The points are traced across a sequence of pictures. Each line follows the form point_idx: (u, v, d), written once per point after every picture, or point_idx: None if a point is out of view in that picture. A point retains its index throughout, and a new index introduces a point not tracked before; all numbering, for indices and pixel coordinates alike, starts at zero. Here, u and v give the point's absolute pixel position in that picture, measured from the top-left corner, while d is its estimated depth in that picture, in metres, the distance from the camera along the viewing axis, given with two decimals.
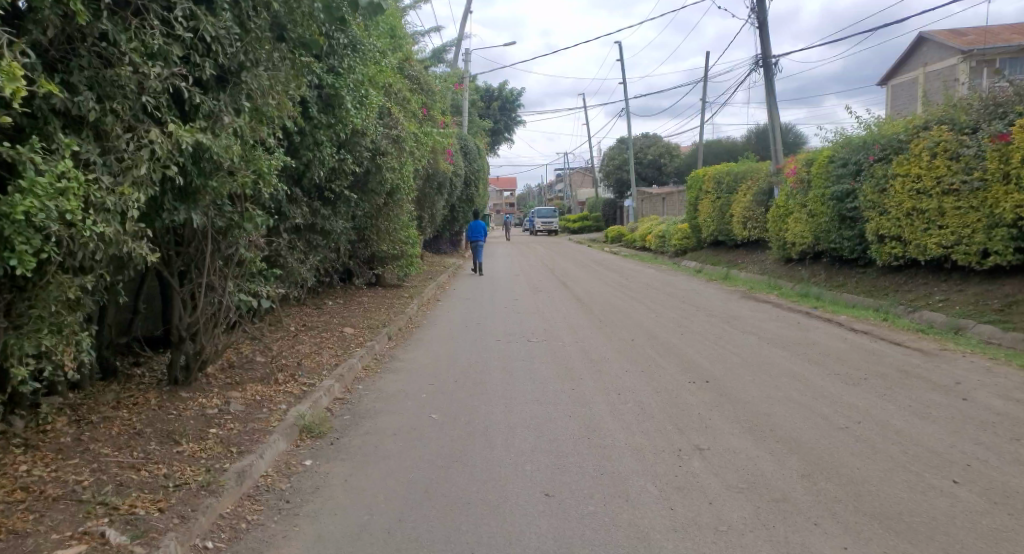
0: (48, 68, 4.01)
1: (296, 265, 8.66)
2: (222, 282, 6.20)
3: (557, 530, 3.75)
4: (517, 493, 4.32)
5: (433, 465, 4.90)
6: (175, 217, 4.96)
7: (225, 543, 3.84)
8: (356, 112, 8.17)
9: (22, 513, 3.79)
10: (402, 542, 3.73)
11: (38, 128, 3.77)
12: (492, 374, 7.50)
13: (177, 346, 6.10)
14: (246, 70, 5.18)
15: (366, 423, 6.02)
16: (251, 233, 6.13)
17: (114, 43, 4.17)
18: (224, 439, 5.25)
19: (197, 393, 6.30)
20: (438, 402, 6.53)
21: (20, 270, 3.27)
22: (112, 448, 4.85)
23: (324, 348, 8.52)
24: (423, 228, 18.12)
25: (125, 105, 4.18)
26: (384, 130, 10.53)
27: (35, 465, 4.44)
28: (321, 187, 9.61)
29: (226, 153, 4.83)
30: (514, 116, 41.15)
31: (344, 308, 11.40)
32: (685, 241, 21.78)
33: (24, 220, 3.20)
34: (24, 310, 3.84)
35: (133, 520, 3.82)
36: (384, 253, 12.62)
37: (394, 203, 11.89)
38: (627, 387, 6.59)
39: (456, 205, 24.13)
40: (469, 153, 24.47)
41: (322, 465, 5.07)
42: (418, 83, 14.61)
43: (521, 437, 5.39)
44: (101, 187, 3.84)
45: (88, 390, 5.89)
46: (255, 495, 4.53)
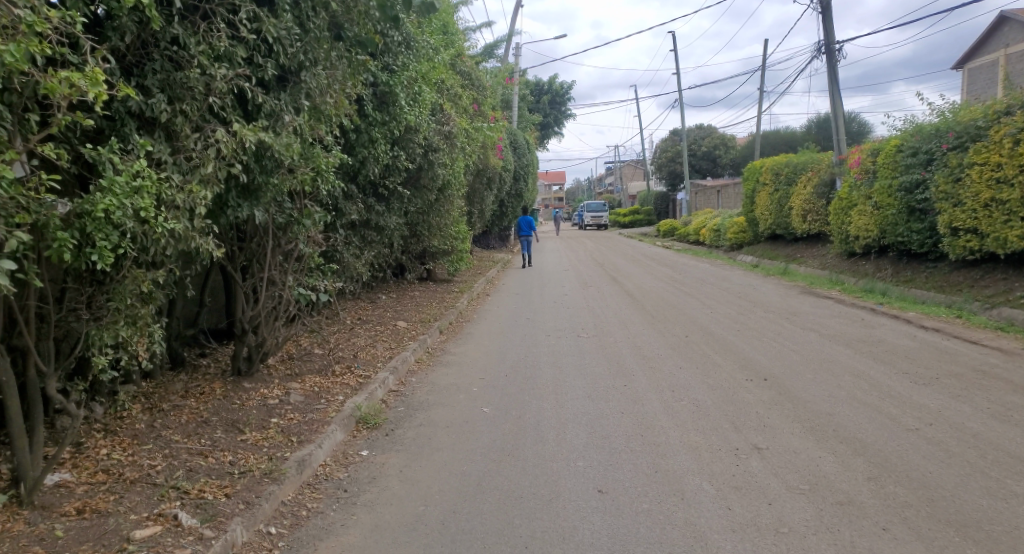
0: (124, 72, 4.25)
1: (352, 260, 8.84)
2: (282, 276, 6.37)
3: (612, 527, 3.73)
4: (571, 488, 4.32)
5: (487, 459, 4.94)
6: (239, 213, 5.14)
7: (287, 529, 3.97)
8: (410, 109, 8.29)
9: (103, 494, 4.01)
10: (457, 533, 3.79)
11: (116, 129, 4.03)
12: (543, 368, 7.51)
13: (240, 338, 6.33)
14: (305, 69, 5.31)
15: (420, 416, 6.11)
16: (310, 229, 6.30)
17: (183, 47, 4.36)
18: (285, 429, 5.41)
19: (260, 383, 6.51)
20: (491, 396, 6.58)
21: (101, 265, 3.43)
22: (182, 435, 5.08)
23: (379, 341, 8.69)
24: (473, 223, 18.23)
25: (193, 106, 4.36)
26: (437, 126, 10.63)
27: (114, 449, 4.69)
28: (375, 184, 9.78)
29: (287, 151, 4.98)
30: (564, 109, 40.99)
31: (397, 303, 11.58)
32: (741, 235, 21.28)
33: (103, 218, 3.37)
34: (104, 302, 4.04)
35: (203, 504, 3.99)
36: (435, 248, 12.76)
37: (445, 199, 12.01)
38: (682, 385, 6.49)
39: (505, 200, 24.18)
40: (519, 149, 24.52)
41: (379, 455, 5.19)
42: (469, 79, 14.68)
43: (574, 432, 5.39)
44: (172, 185, 4.00)
45: (159, 380, 6.17)
46: (315, 483, 4.67)
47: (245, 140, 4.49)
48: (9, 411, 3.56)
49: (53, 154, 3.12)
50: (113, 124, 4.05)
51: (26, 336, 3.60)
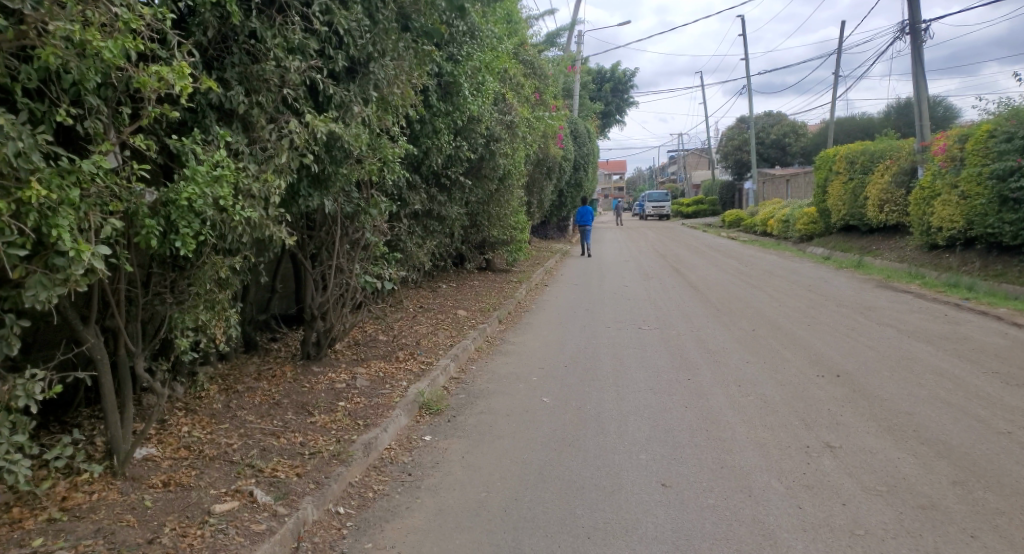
0: (206, 66, 4.44)
1: (415, 250, 8.96)
2: (349, 264, 6.53)
3: (676, 521, 3.68)
4: (634, 481, 4.28)
5: (548, 448, 4.95)
6: (310, 203, 5.29)
7: (355, 509, 4.09)
8: (474, 99, 8.32)
9: (185, 468, 4.23)
10: (519, 521, 3.82)
11: (197, 121, 4.21)
12: (604, 360, 7.46)
13: (310, 324, 6.53)
14: (374, 60, 5.41)
15: (481, 403, 6.17)
16: (377, 218, 6.43)
17: (260, 40, 4.51)
18: (352, 412, 5.56)
19: (328, 367, 6.72)
20: (550, 386, 6.58)
21: (184, 252, 3.60)
22: (257, 416, 5.29)
23: (440, 329, 8.82)
24: (532, 213, 18.24)
25: (269, 98, 4.50)
26: (499, 116, 10.65)
27: (195, 427, 4.94)
28: (437, 173, 9.86)
29: (356, 142, 5.09)
30: (625, 97, 40.38)
31: (457, 292, 11.70)
32: (812, 226, 20.50)
33: (186, 206, 3.53)
34: (185, 287, 4.25)
35: (276, 482, 4.15)
36: (494, 238, 12.82)
37: (506, 189, 12.03)
38: (749, 380, 6.32)
39: (565, 190, 24.02)
40: (579, 138, 24.31)
41: (442, 440, 5.27)
42: (532, 68, 14.63)
43: (635, 425, 5.32)
44: (249, 174, 4.15)
45: (234, 362, 6.44)
46: (381, 466, 4.79)
47: (316, 131, 4.61)
48: (102, 387, 3.79)
49: (143, 145, 3.30)
50: (195, 116, 4.23)
51: (117, 317, 3.82)
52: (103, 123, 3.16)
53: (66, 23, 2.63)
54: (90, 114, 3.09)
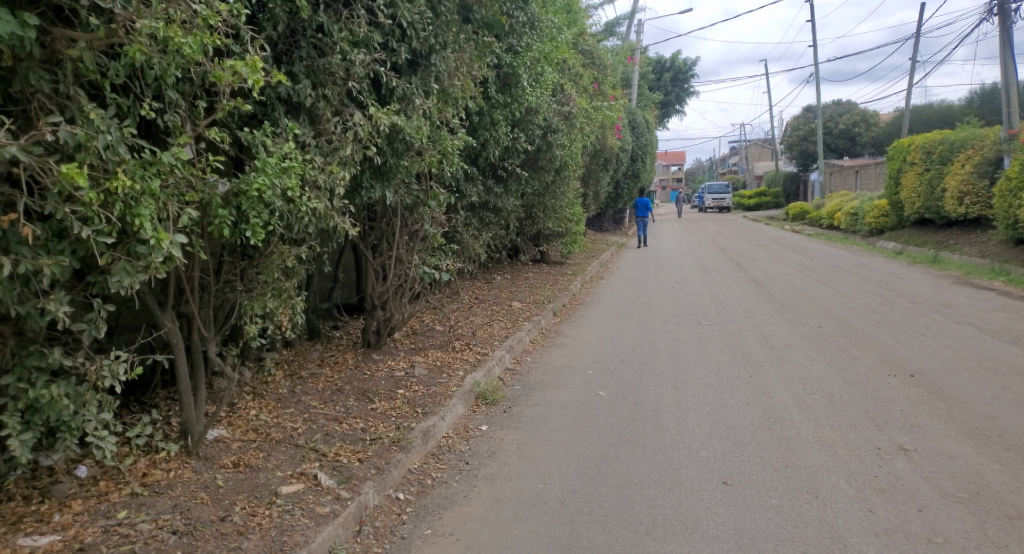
0: (276, 60, 4.56)
1: (471, 241, 9.01)
2: (408, 255, 6.63)
3: (738, 520, 3.59)
4: (693, 478, 4.20)
5: (605, 442, 4.91)
6: (372, 194, 5.38)
7: (415, 496, 4.16)
8: (532, 90, 8.30)
9: (254, 450, 4.39)
10: (577, 514, 3.80)
11: (267, 114, 4.33)
12: (662, 354, 7.35)
13: (370, 313, 6.67)
14: (435, 53, 5.45)
15: (536, 395, 6.18)
16: (435, 209, 6.50)
17: (327, 33, 4.61)
18: (410, 399, 5.66)
19: (387, 356, 6.85)
20: (606, 380, 6.52)
21: (255, 241, 3.72)
22: (320, 401, 5.44)
23: (495, 320, 8.86)
24: (588, 205, 18.08)
25: (334, 91, 4.60)
26: (557, 107, 10.59)
27: (262, 411, 5.12)
28: (494, 165, 9.88)
29: (418, 134, 5.15)
30: (685, 87, 39.50)
31: (512, 284, 11.72)
32: (883, 219, 19.63)
33: (256, 198, 3.64)
34: (254, 275, 4.40)
35: (339, 466, 4.26)
36: (549, 230, 12.77)
37: (562, 180, 11.96)
38: (815, 377, 6.11)
39: (622, 181, 23.72)
40: (637, 129, 23.95)
41: (498, 431, 5.31)
42: (591, 58, 14.49)
43: (694, 421, 5.22)
44: (315, 166, 4.26)
45: (298, 348, 6.65)
46: (438, 454, 4.85)
47: (379, 124, 4.68)
48: (178, 370, 3.97)
49: (217, 138, 3.42)
50: (265, 109, 4.35)
51: (191, 303, 3.99)
52: (180, 117, 3.28)
53: (151, 20, 2.74)
54: (169, 108, 3.22)
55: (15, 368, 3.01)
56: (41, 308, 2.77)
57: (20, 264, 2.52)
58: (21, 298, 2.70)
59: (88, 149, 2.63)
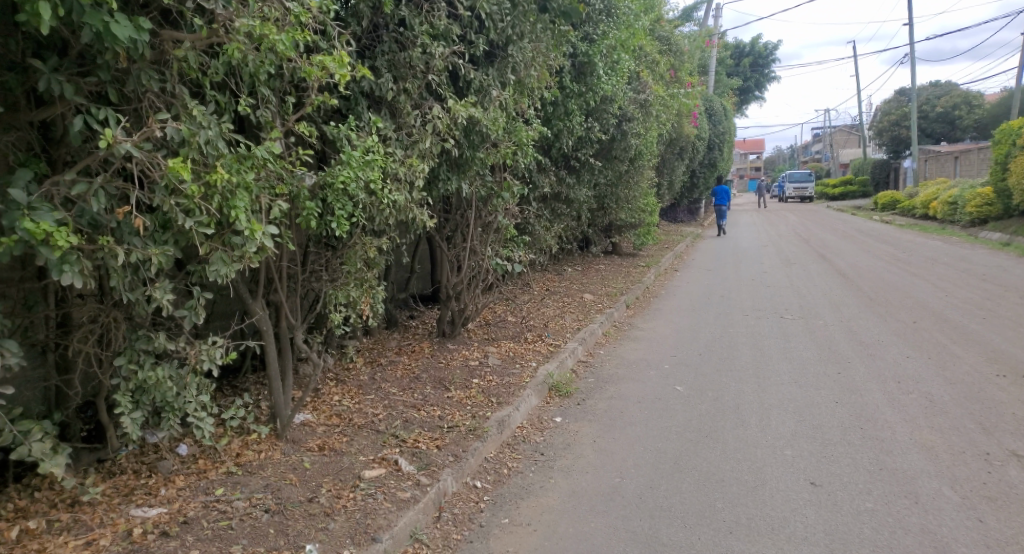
0: (360, 55, 4.68)
1: (543, 232, 8.95)
2: (482, 247, 6.67)
3: (829, 523, 3.43)
4: (778, 477, 4.05)
5: (683, 437, 4.80)
6: (449, 186, 5.43)
7: (491, 484, 4.20)
8: (607, 78, 8.18)
9: (337, 435, 4.55)
10: (656, 509, 3.73)
11: (350, 108, 4.45)
12: (742, 349, 7.11)
13: (444, 303, 6.76)
14: (513, 44, 5.46)
15: (611, 388, 6.11)
16: (508, 200, 6.53)
17: (408, 28, 4.69)
18: (485, 389, 5.70)
19: (462, 345, 6.92)
20: (684, 375, 6.36)
21: (339, 232, 3.84)
22: (399, 388, 5.57)
23: (567, 312, 8.80)
24: (662, 195, 17.71)
25: (414, 84, 4.69)
26: (633, 95, 10.41)
27: (345, 397, 5.28)
28: (567, 156, 9.78)
29: (494, 126, 5.18)
30: (765, 72, 37.99)
31: (583, 275, 11.62)
32: (987, 208, 18.25)
33: (341, 190, 3.75)
34: (338, 265, 4.55)
35: (418, 452, 4.34)
36: (622, 221, 12.55)
37: (636, 170, 11.74)
38: (911, 376, 5.76)
39: (697, 170, 23.09)
40: (714, 117, 23.20)
41: (572, 423, 5.28)
42: (667, 44, 14.19)
43: (779, 419, 5.02)
44: (396, 159, 4.35)
45: (377, 337, 6.82)
46: (514, 444, 4.88)
47: (458, 116, 4.73)
48: (268, 355, 4.15)
49: (306, 132, 3.53)
50: (349, 104, 4.47)
51: (280, 292, 4.16)
52: (271, 113, 3.41)
53: (248, 19, 2.86)
54: (262, 105, 3.36)
55: (126, 351, 3.21)
56: (149, 295, 2.95)
57: (132, 253, 2.68)
58: (131, 285, 2.87)
59: (191, 144, 2.77)
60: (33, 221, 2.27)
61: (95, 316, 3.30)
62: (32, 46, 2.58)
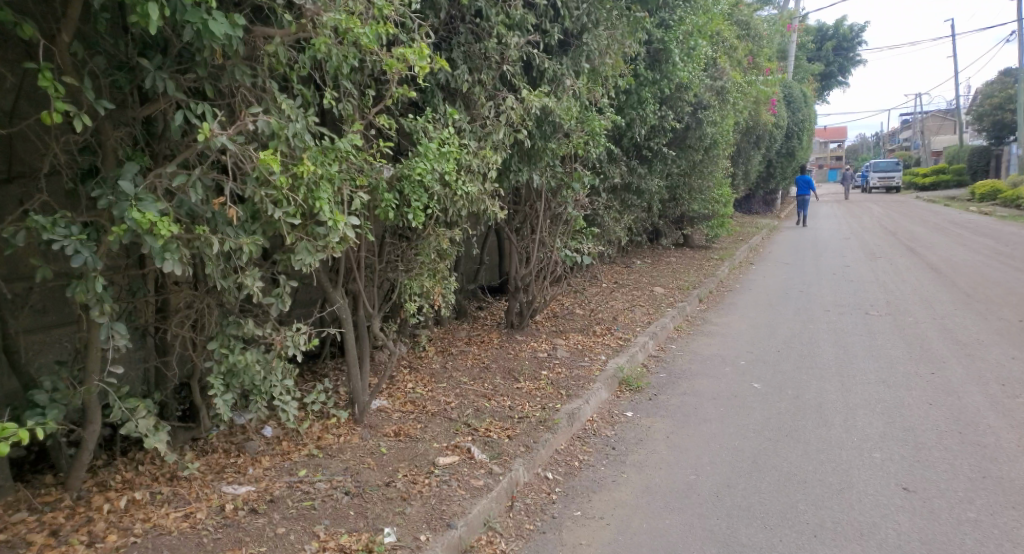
0: (437, 47, 4.73)
1: (612, 224, 8.82)
2: (551, 238, 6.64)
3: (926, 532, 3.25)
4: (866, 480, 3.85)
5: (761, 436, 4.65)
6: (520, 177, 5.41)
7: (563, 476, 4.19)
8: (683, 65, 7.97)
9: (412, 421, 4.64)
10: (734, 508, 3.63)
11: (427, 100, 4.50)
12: (824, 346, 6.80)
13: (513, 294, 6.77)
14: (588, 32, 5.39)
15: (683, 384, 5.98)
16: (579, 191, 6.48)
17: (485, 18, 4.70)
18: (554, 381, 5.69)
19: (530, 337, 6.91)
20: (761, 372, 6.15)
21: (415, 224, 3.90)
22: (470, 378, 5.63)
23: (637, 305, 8.65)
24: (736, 186, 17.15)
25: (489, 75, 4.71)
26: (709, 82, 10.12)
27: (418, 384, 5.38)
28: (639, 145, 9.61)
29: (567, 115, 5.14)
30: (849, 55, 36.15)
31: (653, 268, 11.39)
32: None
33: (417, 182, 3.81)
34: (413, 255, 4.63)
35: (490, 441, 4.37)
36: (694, 212, 12.22)
37: (710, 159, 11.41)
38: (1015, 379, 5.36)
39: (774, 160, 22.24)
40: (793, 104, 22.26)
41: (644, 418, 5.19)
42: (745, 29, 13.73)
43: (865, 420, 4.78)
44: (471, 151, 4.36)
45: (447, 327, 6.91)
46: (584, 437, 4.84)
47: (531, 107, 4.71)
48: (346, 342, 4.27)
49: (386, 124, 3.60)
50: (425, 96, 4.52)
51: (358, 281, 4.26)
52: (353, 105, 3.50)
53: (335, 13, 2.94)
54: (345, 98, 3.45)
55: (218, 335, 3.38)
56: (239, 282, 3.08)
57: (226, 242, 2.81)
58: (224, 273, 3.00)
59: (280, 137, 2.87)
60: (139, 211, 2.42)
61: (190, 302, 3.48)
62: (138, 46, 2.73)
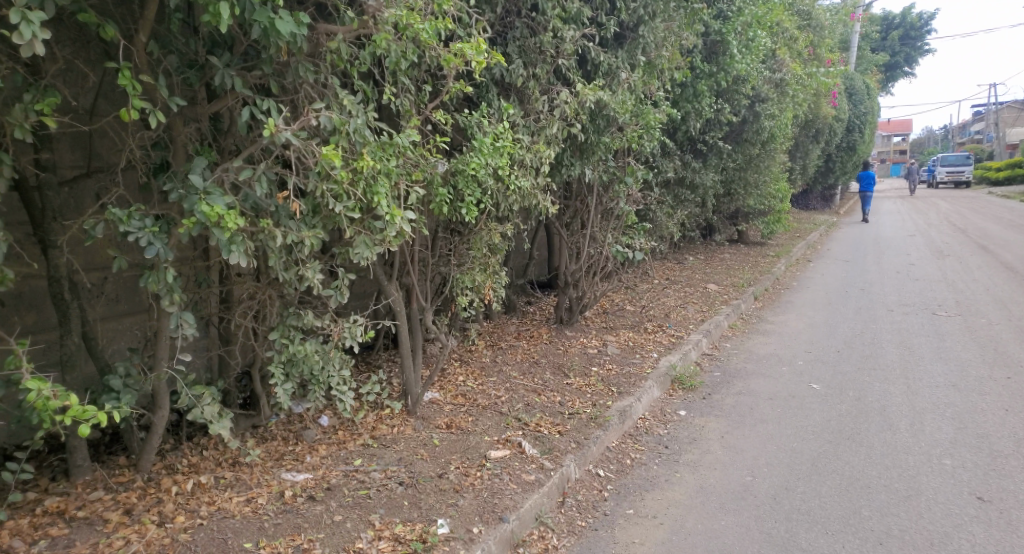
0: (493, 41, 4.73)
1: (665, 219, 8.68)
2: (602, 234, 6.57)
3: (1002, 545, 3.09)
4: (935, 488, 3.69)
5: (821, 438, 4.50)
6: (572, 171, 5.37)
7: (615, 474, 4.16)
8: (742, 57, 7.77)
9: (463, 415, 4.67)
10: (793, 512, 3.53)
11: (482, 94, 4.52)
12: (888, 347, 6.54)
13: (563, 289, 6.74)
14: (644, 24, 5.31)
15: (738, 384, 5.83)
16: (632, 186, 6.40)
17: (541, 12, 4.67)
18: (605, 378, 5.63)
19: (580, 333, 6.86)
20: (820, 372, 5.95)
21: (468, 218, 3.92)
22: (520, 372, 5.63)
23: (689, 303, 8.50)
24: (793, 181, 16.65)
25: (544, 69, 4.69)
26: (768, 74, 9.84)
27: (468, 378, 5.42)
28: (693, 139, 9.44)
29: (622, 109, 5.08)
30: (916, 45, 34.60)
31: (706, 265, 11.15)
32: None
33: (471, 176, 3.82)
34: (465, 250, 4.66)
35: (541, 437, 4.37)
36: (749, 208, 11.92)
37: (767, 154, 11.10)
38: None
39: (833, 154, 21.50)
40: (855, 96, 21.42)
41: (697, 417, 5.09)
42: (807, 19, 13.30)
43: (934, 425, 4.57)
44: (524, 145, 4.35)
45: (496, 321, 6.94)
46: (636, 435, 4.79)
47: (585, 101, 4.66)
48: (400, 335, 4.32)
49: (442, 119, 3.63)
50: (480, 91, 4.53)
51: (412, 274, 4.31)
52: (410, 101, 3.54)
53: (396, 10, 2.97)
54: (402, 94, 3.49)
55: (279, 326, 3.47)
56: (300, 274, 3.15)
57: (288, 235, 2.87)
58: (286, 265, 3.07)
59: (341, 132, 2.93)
60: (208, 204, 2.50)
61: (253, 293, 3.59)
62: (208, 44, 2.83)
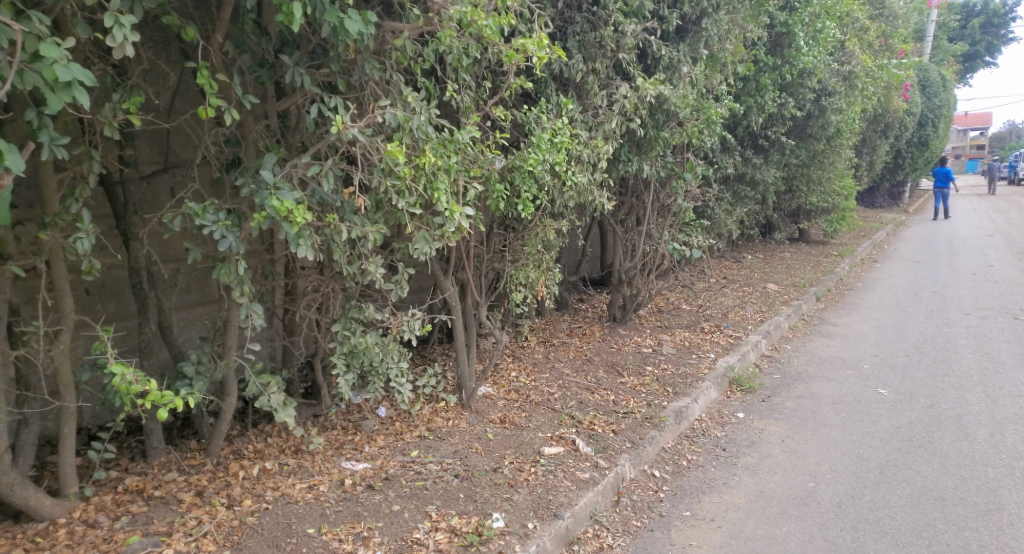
0: (553, 36, 4.71)
1: (723, 216, 8.48)
2: (659, 231, 6.47)
3: None
4: (1017, 503, 3.50)
5: (889, 445, 4.32)
6: (630, 167, 5.30)
7: (671, 475, 4.10)
8: (809, 49, 7.51)
9: (517, 410, 4.68)
10: (859, 521, 3.41)
11: (540, 90, 4.51)
12: (962, 353, 6.21)
13: (617, 287, 6.67)
14: (708, 17, 5.18)
15: (799, 387, 5.66)
16: (690, 182, 6.28)
17: (602, 6, 4.63)
18: (660, 378, 5.54)
19: (634, 331, 6.78)
20: (887, 377, 5.71)
21: (525, 214, 3.93)
22: (573, 370, 5.61)
23: (748, 302, 8.28)
24: (859, 177, 16.01)
25: (603, 64, 4.65)
26: (836, 67, 9.49)
27: (521, 374, 5.43)
28: (755, 134, 9.19)
29: (683, 103, 4.99)
30: (997, 34, 32.69)
31: (765, 263, 10.84)
32: None
33: (528, 172, 3.82)
34: (521, 246, 4.67)
35: (595, 435, 4.34)
36: (812, 205, 11.53)
37: (833, 149, 10.71)
38: None
39: (903, 150, 20.58)
40: (930, 87, 20.41)
41: (757, 420, 4.96)
42: (880, 8, 12.74)
43: (1015, 436, 4.33)
44: (582, 141, 4.32)
45: (549, 318, 6.93)
46: (693, 436, 4.70)
47: (645, 95, 4.59)
48: (456, 329, 4.36)
49: (501, 115, 3.64)
50: (539, 87, 4.52)
51: (468, 270, 4.34)
52: (470, 97, 3.56)
53: (460, 6, 2.99)
54: (463, 90, 3.51)
55: (341, 318, 3.55)
56: (362, 268, 3.21)
57: (353, 230, 2.93)
58: (349, 259, 3.14)
59: (405, 129, 2.97)
60: (278, 199, 2.57)
61: (316, 286, 3.68)
62: (279, 43, 2.91)
